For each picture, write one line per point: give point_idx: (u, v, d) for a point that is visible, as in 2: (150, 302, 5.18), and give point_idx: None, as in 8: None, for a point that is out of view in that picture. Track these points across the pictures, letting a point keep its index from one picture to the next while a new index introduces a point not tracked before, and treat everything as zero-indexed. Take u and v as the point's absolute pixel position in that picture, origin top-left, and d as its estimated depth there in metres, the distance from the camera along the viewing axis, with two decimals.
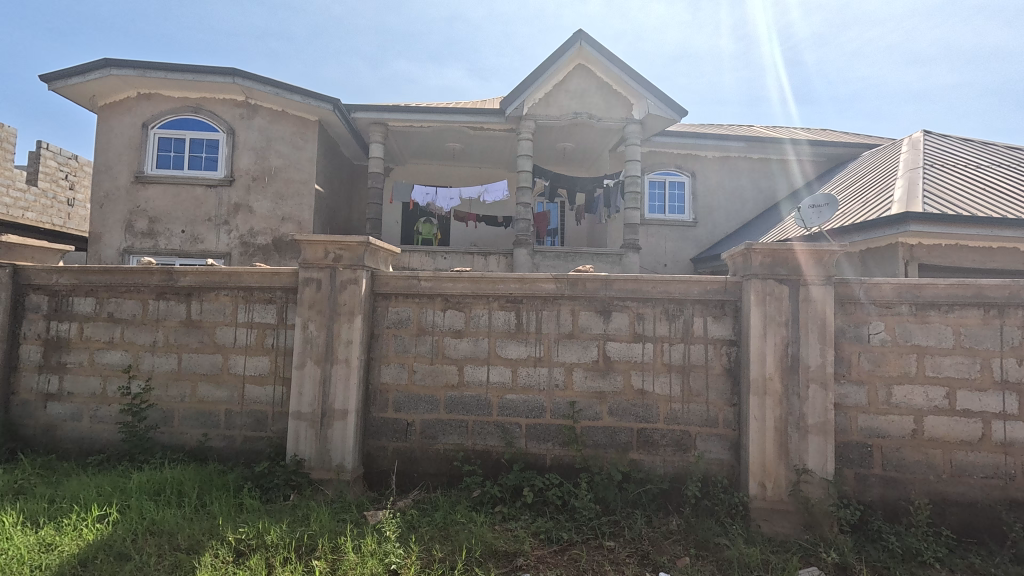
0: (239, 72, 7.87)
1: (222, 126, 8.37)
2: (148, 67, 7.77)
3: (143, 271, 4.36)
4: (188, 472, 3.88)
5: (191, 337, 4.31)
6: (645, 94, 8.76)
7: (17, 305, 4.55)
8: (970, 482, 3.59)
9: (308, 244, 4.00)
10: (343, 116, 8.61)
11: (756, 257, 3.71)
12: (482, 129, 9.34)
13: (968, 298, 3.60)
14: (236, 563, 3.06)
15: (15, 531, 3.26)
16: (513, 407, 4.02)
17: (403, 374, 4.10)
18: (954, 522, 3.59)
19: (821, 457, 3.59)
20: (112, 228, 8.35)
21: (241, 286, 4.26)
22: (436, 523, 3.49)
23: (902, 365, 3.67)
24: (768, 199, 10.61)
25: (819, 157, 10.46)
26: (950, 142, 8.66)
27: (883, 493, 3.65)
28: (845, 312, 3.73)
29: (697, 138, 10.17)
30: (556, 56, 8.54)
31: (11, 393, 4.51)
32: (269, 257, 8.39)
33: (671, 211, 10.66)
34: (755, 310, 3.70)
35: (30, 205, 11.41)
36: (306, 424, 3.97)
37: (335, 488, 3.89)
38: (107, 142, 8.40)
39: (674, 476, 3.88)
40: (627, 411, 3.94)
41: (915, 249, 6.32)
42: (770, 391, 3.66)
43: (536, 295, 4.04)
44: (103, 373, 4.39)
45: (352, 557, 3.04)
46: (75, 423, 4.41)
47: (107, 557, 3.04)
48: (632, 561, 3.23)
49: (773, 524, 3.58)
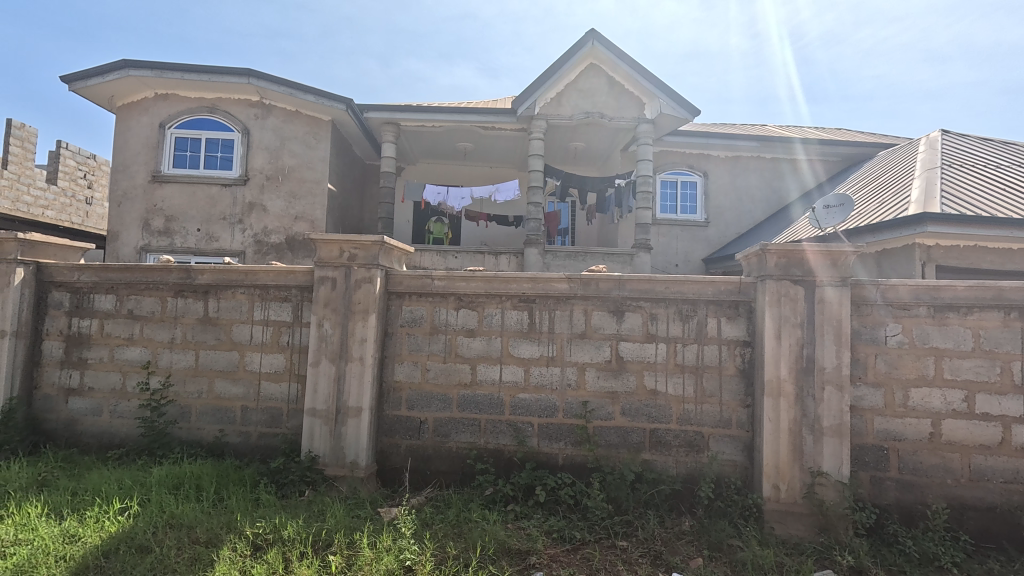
0: (254, 73, 7.96)
1: (238, 126, 8.48)
2: (165, 68, 7.89)
3: (161, 269, 4.43)
4: (207, 467, 3.94)
5: (208, 335, 4.37)
6: (656, 93, 8.72)
7: (40, 301, 4.65)
8: (989, 486, 3.54)
9: (323, 243, 4.05)
10: (356, 115, 8.66)
11: (770, 257, 3.68)
12: (494, 129, 9.36)
13: (988, 300, 3.55)
14: (254, 556, 3.11)
15: (40, 522, 3.34)
16: (525, 407, 4.04)
17: (416, 372, 4.13)
18: (972, 527, 3.54)
19: (837, 460, 3.57)
20: (130, 226, 8.48)
21: (257, 285, 4.31)
22: (449, 520, 3.52)
23: (919, 368, 3.63)
24: (781, 199, 10.51)
25: (834, 156, 10.35)
26: (969, 141, 8.52)
27: (899, 496, 3.62)
28: (861, 314, 3.70)
29: (709, 138, 10.09)
30: (568, 57, 8.56)
31: (34, 388, 4.61)
32: (283, 255, 8.48)
33: (682, 211, 10.61)
34: (769, 311, 3.68)
35: (49, 203, 11.63)
36: (321, 421, 4.01)
37: (349, 484, 3.93)
38: (125, 142, 8.54)
39: (687, 477, 3.88)
40: (640, 411, 3.94)
41: (932, 250, 6.23)
42: (784, 392, 3.64)
43: (548, 294, 4.05)
44: (123, 369, 4.47)
45: (368, 553, 3.07)
46: (95, 417, 4.49)
47: (129, 549, 3.10)
48: (645, 561, 3.23)
49: (786, 527, 3.57)
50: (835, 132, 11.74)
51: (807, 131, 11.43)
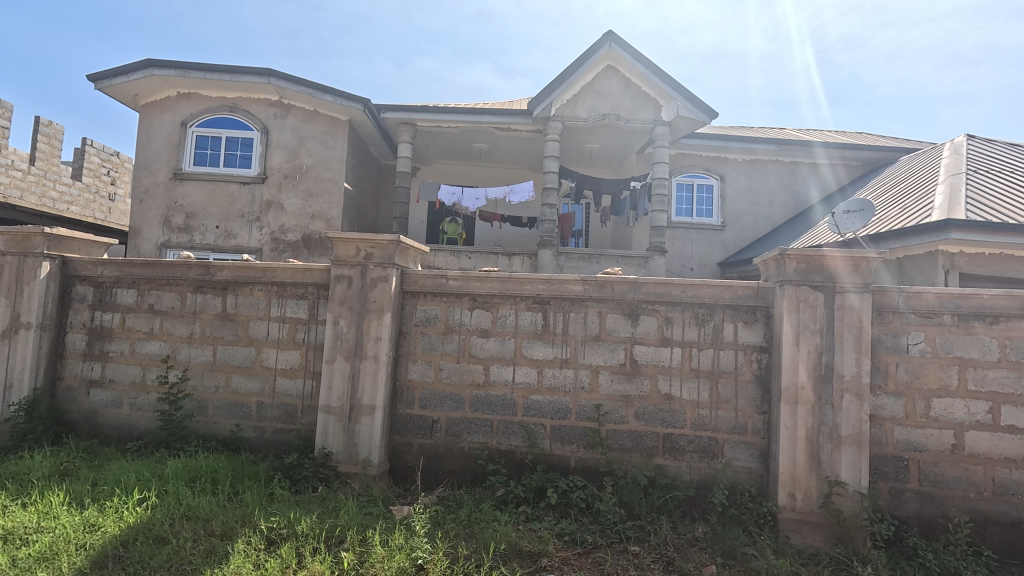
0: (275, 73, 8.04)
1: (257, 125, 8.58)
2: (188, 67, 8.00)
3: (181, 266, 4.50)
4: (222, 461, 3.99)
5: (226, 331, 4.43)
6: (673, 95, 8.66)
7: (65, 295, 4.74)
8: (1013, 501, 3.45)
9: (340, 242, 4.08)
10: (373, 116, 8.72)
11: (790, 263, 3.62)
12: (510, 130, 9.35)
13: (1016, 309, 3.47)
14: (268, 550, 3.14)
15: (61, 512, 3.41)
16: (537, 408, 4.03)
17: (429, 372, 4.15)
18: (996, 542, 3.46)
19: (855, 469, 3.50)
20: (151, 222, 8.64)
21: (274, 282, 4.35)
22: (460, 520, 3.52)
23: (942, 378, 3.55)
24: (799, 204, 10.37)
25: (856, 161, 10.21)
26: (995, 146, 8.35)
27: (919, 509, 3.54)
28: (882, 321, 3.63)
29: (726, 141, 10.03)
30: (586, 58, 8.53)
31: (56, 379, 4.71)
32: (299, 253, 8.58)
33: (699, 215, 10.51)
34: (788, 317, 3.62)
35: (74, 199, 11.90)
36: (335, 417, 4.05)
37: (361, 482, 3.95)
38: (148, 140, 8.73)
39: (700, 483, 3.83)
40: (653, 416, 3.91)
41: (956, 258, 6.10)
42: (803, 400, 3.58)
43: (563, 296, 4.03)
44: (142, 362, 4.54)
45: (380, 551, 3.08)
46: (115, 410, 4.58)
47: (146, 540, 3.14)
48: (657, 567, 3.21)
49: (802, 536, 3.51)
50: (857, 136, 11.59)
51: (827, 135, 11.28)
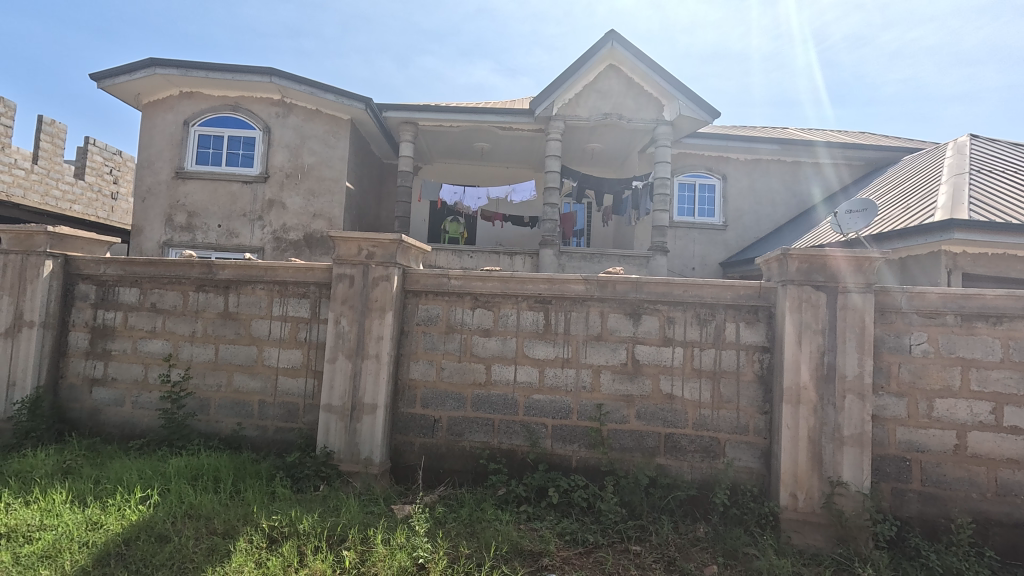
0: (277, 72, 8.05)
1: (259, 124, 8.59)
2: (190, 66, 8.01)
3: (183, 265, 4.51)
4: (224, 460, 3.99)
5: (228, 329, 4.43)
6: (675, 94, 8.65)
7: (67, 293, 4.75)
8: (1016, 502, 3.44)
9: (342, 241, 4.08)
10: (375, 115, 8.72)
11: (792, 263, 3.61)
12: (512, 129, 9.34)
13: (1020, 309, 3.45)
14: (270, 548, 3.14)
15: (64, 509, 3.42)
16: (539, 408, 4.03)
17: (431, 371, 4.15)
18: (998, 543, 3.45)
19: (857, 469, 3.49)
20: (153, 221, 8.65)
21: (277, 280, 4.36)
22: (461, 520, 3.52)
23: (944, 378, 3.54)
24: (801, 204, 10.35)
25: (858, 161, 10.19)
26: (999, 146, 8.32)
27: (921, 509, 3.53)
28: (884, 321, 3.62)
29: (728, 140, 10.00)
30: (588, 57, 8.52)
31: (59, 377, 4.72)
32: (301, 252, 8.59)
33: (700, 214, 10.49)
34: (790, 317, 3.61)
35: (76, 197, 11.92)
36: (336, 416, 4.05)
37: (362, 481, 3.95)
38: (150, 139, 8.74)
39: (702, 483, 3.83)
40: (655, 415, 3.91)
41: (959, 258, 6.08)
42: (805, 400, 3.58)
43: (565, 295, 4.03)
44: (145, 361, 4.55)
45: (382, 550, 3.08)
46: (118, 408, 4.59)
47: (148, 538, 3.14)
48: (658, 567, 3.21)
49: (804, 536, 3.50)
50: (860, 136, 11.56)
51: (829, 135, 11.26)
